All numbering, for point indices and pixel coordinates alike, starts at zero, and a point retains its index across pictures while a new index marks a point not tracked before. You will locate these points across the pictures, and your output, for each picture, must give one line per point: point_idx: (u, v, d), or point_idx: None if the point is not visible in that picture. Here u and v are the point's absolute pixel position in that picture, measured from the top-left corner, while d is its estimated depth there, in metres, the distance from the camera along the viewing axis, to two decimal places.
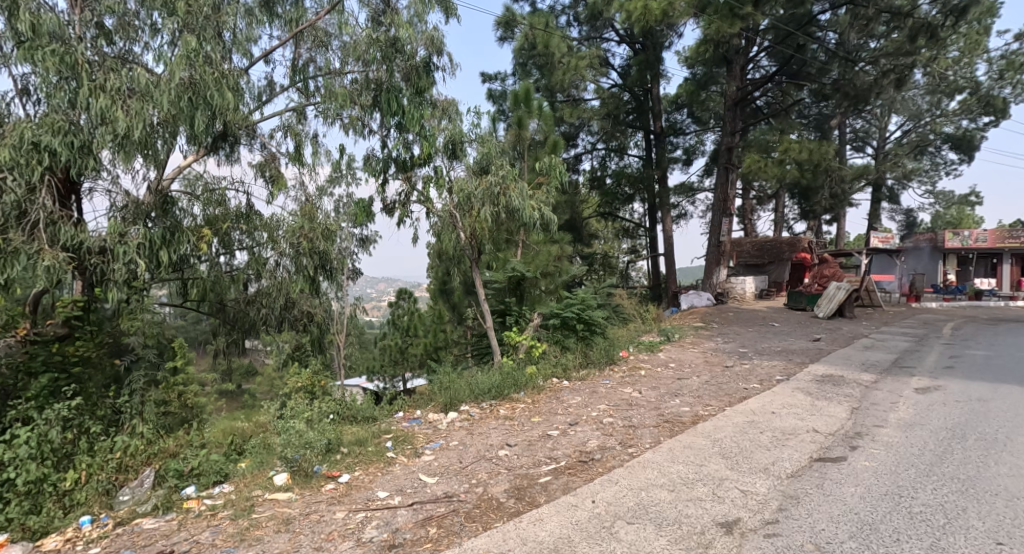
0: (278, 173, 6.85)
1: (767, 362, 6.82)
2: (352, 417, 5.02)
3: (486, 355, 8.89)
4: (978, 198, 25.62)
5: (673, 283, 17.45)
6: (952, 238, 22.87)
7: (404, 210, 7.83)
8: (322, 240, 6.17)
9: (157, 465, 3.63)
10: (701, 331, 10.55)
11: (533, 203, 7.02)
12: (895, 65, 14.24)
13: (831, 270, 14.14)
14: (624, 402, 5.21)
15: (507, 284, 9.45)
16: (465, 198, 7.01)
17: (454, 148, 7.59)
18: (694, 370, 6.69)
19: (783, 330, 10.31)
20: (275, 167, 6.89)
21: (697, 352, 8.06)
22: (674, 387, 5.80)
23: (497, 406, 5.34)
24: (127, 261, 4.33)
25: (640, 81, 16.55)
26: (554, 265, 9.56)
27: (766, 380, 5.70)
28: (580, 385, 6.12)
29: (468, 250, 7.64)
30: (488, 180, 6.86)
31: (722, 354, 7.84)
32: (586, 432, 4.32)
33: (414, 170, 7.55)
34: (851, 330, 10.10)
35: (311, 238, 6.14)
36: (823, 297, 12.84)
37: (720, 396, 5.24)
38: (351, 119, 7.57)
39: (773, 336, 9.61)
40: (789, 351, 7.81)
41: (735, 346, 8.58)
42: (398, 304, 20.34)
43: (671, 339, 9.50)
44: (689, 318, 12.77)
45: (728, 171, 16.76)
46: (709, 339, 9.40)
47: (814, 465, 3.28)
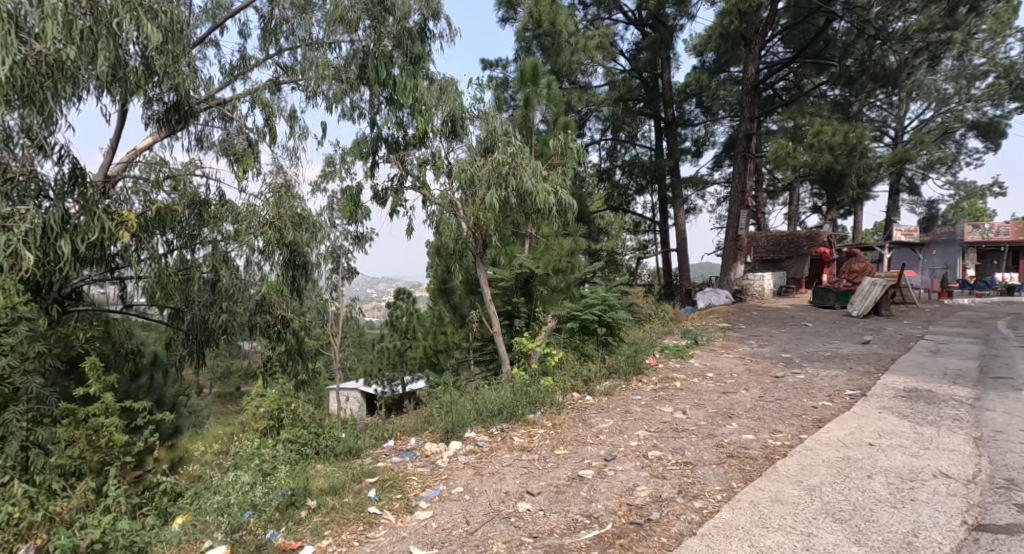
0: (246, 154, 5.81)
1: (824, 371, 5.83)
2: (328, 452, 3.99)
3: (492, 362, 7.89)
4: (1001, 188, 24.64)
5: (687, 281, 16.40)
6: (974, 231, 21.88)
7: (396, 199, 6.83)
8: (292, 229, 5.17)
9: (37, 540, 3.13)
10: (730, 332, 9.56)
11: (548, 186, 6.02)
12: (928, 43, 13.23)
13: (861, 265, 13.17)
14: (668, 427, 4.19)
15: (514, 284, 8.45)
16: (467, 181, 6.01)
17: (453, 125, 6.60)
18: (739, 382, 5.71)
19: (821, 331, 9.33)
20: (242, 148, 5.87)
21: (735, 359, 7.06)
22: (723, 404, 4.79)
23: (510, 431, 4.33)
24: (13, 249, 3.49)
25: (651, 64, 15.52)
26: (567, 261, 8.57)
27: (836, 395, 4.71)
28: (607, 402, 5.12)
29: (473, 244, 6.63)
30: (494, 159, 5.88)
31: (765, 361, 6.84)
32: (630, 474, 3.31)
33: (408, 151, 6.53)
34: (897, 330, 9.09)
35: (280, 228, 5.17)
36: (857, 293, 11.94)
37: (787, 417, 4.23)
38: (335, 94, 6.58)
39: (813, 338, 8.60)
40: (841, 357, 6.81)
41: (775, 350, 7.58)
42: (396, 304, 19.26)
43: (700, 342, 8.51)
44: (711, 317, 11.77)
45: (746, 160, 15.74)
46: (742, 342, 8.40)
47: (978, 540, 2.27)
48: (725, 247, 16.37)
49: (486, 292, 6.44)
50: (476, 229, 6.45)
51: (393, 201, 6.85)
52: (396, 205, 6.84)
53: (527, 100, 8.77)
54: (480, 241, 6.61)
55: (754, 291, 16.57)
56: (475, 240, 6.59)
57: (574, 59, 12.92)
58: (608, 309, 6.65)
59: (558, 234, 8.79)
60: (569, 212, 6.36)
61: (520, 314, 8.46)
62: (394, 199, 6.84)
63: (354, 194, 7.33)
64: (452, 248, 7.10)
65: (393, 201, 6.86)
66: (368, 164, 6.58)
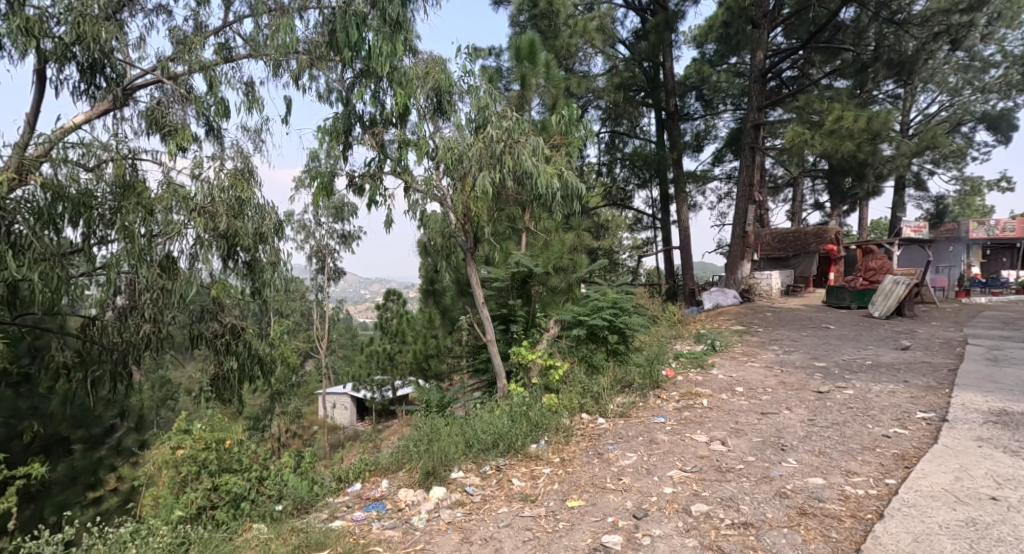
0: (179, 124, 4.37)
1: (875, 384, 4.99)
2: (268, 513, 3.01)
3: (486, 373, 6.96)
4: (1009, 183, 23.92)
5: (691, 280, 15.55)
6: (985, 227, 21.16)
7: (375, 188, 5.87)
8: (227, 215, 4.16)
9: None
10: (748, 336, 8.73)
11: (550, 169, 5.09)
12: (949, 26, 12.44)
13: (878, 262, 12.42)
14: (709, 464, 3.32)
15: (512, 283, 7.57)
16: (456, 161, 5.11)
17: (437, 103, 5.72)
18: (779, 399, 4.83)
19: (849, 334, 8.53)
20: (170, 118, 4.40)
21: (763, 369, 6.21)
22: (769, 430, 3.93)
23: (506, 472, 3.42)
24: None
25: (654, 51, 14.62)
26: (569, 258, 7.79)
27: (907, 419, 3.85)
28: (625, 427, 4.24)
29: (463, 238, 5.70)
30: (487, 135, 4.97)
31: (799, 371, 5.98)
32: (674, 545, 2.43)
33: (384, 130, 5.64)
34: (932, 333, 8.27)
35: (214, 214, 4.14)
36: (877, 292, 11.15)
37: (857, 450, 3.37)
38: (301, 65, 5.63)
39: (843, 343, 7.76)
40: (886, 366, 5.97)
41: (805, 358, 6.74)
42: (386, 306, 17.80)
43: (719, 348, 7.67)
44: (723, 319, 10.95)
45: (754, 152, 14.89)
46: (766, 348, 7.55)
47: None
48: (731, 244, 15.52)
49: (477, 294, 5.54)
50: (467, 219, 5.53)
51: (371, 191, 5.89)
52: (375, 195, 5.89)
53: (524, 81, 7.87)
54: (474, 236, 5.68)
55: (761, 291, 15.77)
56: (465, 233, 5.65)
57: (573, 43, 12.07)
58: (619, 312, 5.76)
59: (559, 228, 7.96)
60: (576, 202, 5.47)
61: (519, 316, 7.57)
62: (373, 189, 5.89)
63: (327, 180, 6.04)
64: (440, 248, 6.17)
65: (372, 189, 5.93)
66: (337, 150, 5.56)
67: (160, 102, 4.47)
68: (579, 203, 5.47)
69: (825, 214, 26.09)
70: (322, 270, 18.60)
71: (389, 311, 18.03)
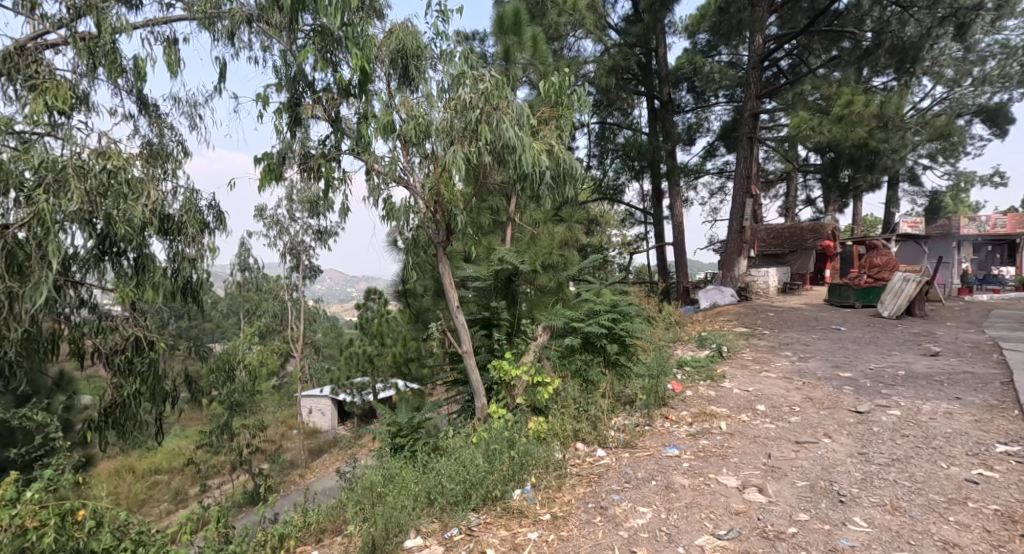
0: (56, 87, 3.46)
1: (923, 403, 4.20)
2: None
3: (463, 385, 6.08)
4: (1003, 177, 23.52)
5: (686, 278, 14.80)
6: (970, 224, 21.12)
7: (331, 173, 4.89)
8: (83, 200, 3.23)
9: None
10: (756, 340, 7.97)
11: (538, 143, 4.16)
12: (957, 9, 11.75)
13: (883, 259, 11.55)
14: (750, 526, 2.50)
15: (494, 282, 6.73)
16: (422, 136, 4.17)
17: (403, 68, 4.75)
18: (814, 423, 4.01)
19: (865, 338, 7.81)
20: (47, 81, 3.49)
21: (782, 381, 5.43)
22: (814, 470, 3.11)
23: (472, 541, 2.57)
24: None
25: (647, 34, 13.85)
26: (560, 254, 6.99)
27: (986, 455, 3.06)
28: (634, 463, 3.38)
29: (434, 230, 4.76)
30: (460, 101, 4.04)
31: (823, 384, 5.20)
32: None
33: (341, 103, 4.68)
34: (954, 336, 7.56)
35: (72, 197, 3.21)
36: (886, 291, 10.51)
37: (941, 505, 2.56)
38: (238, 22, 4.63)
39: (861, 348, 7.01)
40: (923, 378, 5.18)
41: (825, 367, 5.95)
42: (366, 305, 16.92)
43: (727, 355, 6.88)
44: (723, 320, 10.23)
45: (752, 143, 14.14)
46: (779, 355, 6.79)
47: None
48: (728, 239, 14.77)
49: (451, 294, 4.66)
50: (440, 207, 4.63)
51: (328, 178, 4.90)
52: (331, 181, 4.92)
53: (507, 54, 6.98)
54: (448, 228, 4.76)
55: (759, 289, 15.15)
56: (438, 224, 4.72)
57: (561, 22, 11.24)
58: (619, 317, 4.88)
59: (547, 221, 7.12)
60: (569, 185, 4.56)
61: (503, 321, 6.69)
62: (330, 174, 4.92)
63: (275, 162, 5.01)
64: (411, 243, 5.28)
65: (327, 174, 4.98)
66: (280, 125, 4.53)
67: (25, 48, 3.58)
68: (572, 187, 4.58)
69: (817, 210, 25.58)
70: (297, 269, 17.80)
71: (370, 312, 17.33)
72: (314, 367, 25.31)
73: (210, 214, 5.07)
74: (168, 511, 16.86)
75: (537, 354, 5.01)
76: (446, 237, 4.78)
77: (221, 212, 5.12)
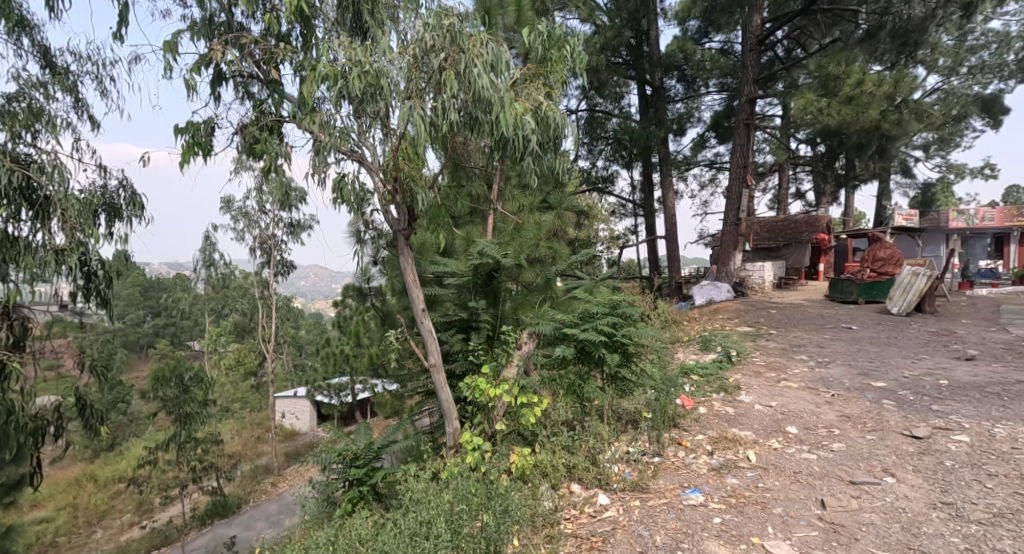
0: None
1: (991, 425, 3.45)
2: None
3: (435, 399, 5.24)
4: (994, 170, 23.08)
5: (678, 273, 14.13)
6: (957, 217, 20.98)
7: (265, 148, 3.90)
8: None
9: None
10: (764, 342, 7.21)
11: (521, 101, 3.28)
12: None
13: (888, 252, 10.85)
14: None
15: (472, 278, 5.85)
16: (375, 95, 3.27)
17: (354, 16, 3.79)
18: (866, 453, 3.23)
19: (882, 339, 7.11)
20: None
21: (808, 393, 4.67)
22: (895, 531, 2.32)
23: None
24: None
25: (640, 14, 13.00)
26: (548, 246, 6.14)
27: None
28: (651, 519, 2.60)
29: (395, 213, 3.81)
30: (418, 45, 3.14)
31: (857, 398, 4.43)
32: None
33: (280, 58, 3.72)
34: (980, 336, 6.89)
35: None
36: (893, 285, 9.84)
37: None
38: None
39: (882, 351, 6.30)
40: (970, 387, 4.45)
41: (851, 375, 5.21)
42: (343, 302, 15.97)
43: (736, 360, 6.12)
44: (723, 319, 9.53)
45: (749, 130, 13.38)
46: (794, 361, 6.03)
47: None
48: (723, 232, 14.05)
49: (415, 293, 3.79)
50: (402, 186, 3.71)
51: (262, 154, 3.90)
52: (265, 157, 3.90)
53: (487, 17, 6.09)
54: (411, 211, 3.83)
55: (754, 283, 14.71)
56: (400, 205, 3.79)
57: None
58: (621, 320, 3.94)
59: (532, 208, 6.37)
60: (559, 157, 3.71)
61: (483, 325, 5.82)
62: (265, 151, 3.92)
63: (201, 134, 4.06)
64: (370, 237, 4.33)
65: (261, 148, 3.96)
66: (193, 83, 3.48)
67: None
68: (560, 159, 3.73)
69: (807, 204, 25.04)
70: (268, 263, 16.04)
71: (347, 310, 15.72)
72: (291, 367, 24.28)
73: (121, 194, 4.15)
74: (131, 521, 15.81)
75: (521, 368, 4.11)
76: (410, 225, 3.82)
77: (137, 196, 4.20)
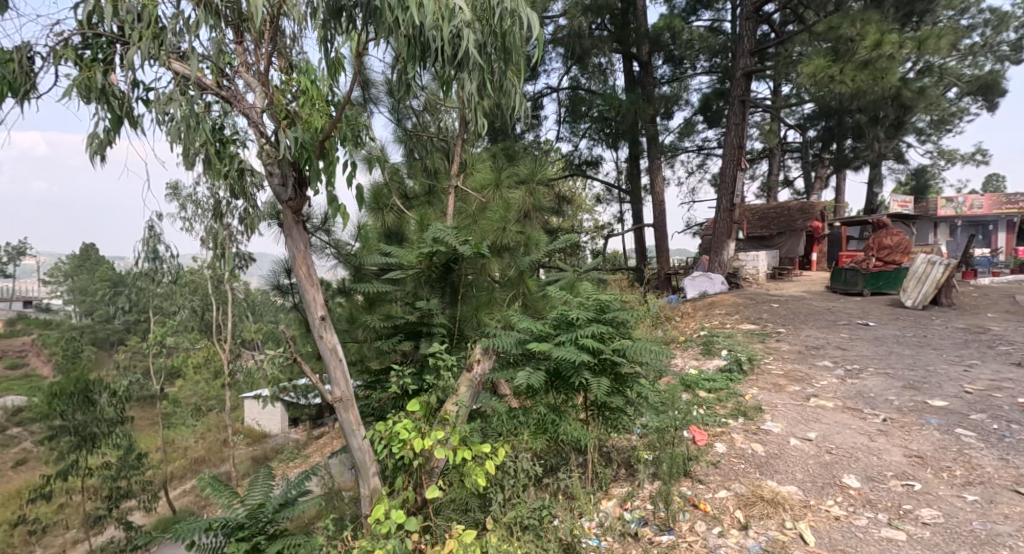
0: None
1: None
2: None
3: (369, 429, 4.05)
4: (985, 155, 22.31)
5: (667, 264, 13.08)
6: (945, 205, 20.44)
7: (81, 76, 2.41)
8: None
9: None
10: (775, 345, 6.15)
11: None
12: None
13: (895, 238, 10.07)
14: None
15: (424, 271, 4.62)
16: None
17: None
18: (982, 531, 2.17)
19: (911, 339, 6.09)
20: None
21: (851, 417, 3.61)
22: None
23: None
24: None
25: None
26: (518, 233, 5.03)
27: None
28: None
29: (277, 172, 2.51)
30: None
31: (918, 425, 3.40)
32: None
33: None
34: (1020, 334, 5.96)
35: None
36: (907, 275, 8.86)
37: None
38: None
39: (917, 355, 5.31)
40: None
41: (896, 389, 4.19)
42: None
43: (749, 369, 5.05)
44: (721, 315, 8.48)
45: (744, 107, 12.34)
46: (818, 368, 4.98)
47: None
48: (715, 219, 13.00)
49: (310, 297, 2.58)
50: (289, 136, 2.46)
51: (77, 87, 2.41)
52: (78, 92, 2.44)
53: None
54: (301, 170, 2.54)
55: (747, 274, 13.78)
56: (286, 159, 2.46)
57: None
58: (611, 331, 2.81)
59: (498, 184, 5.26)
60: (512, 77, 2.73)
61: (437, 332, 4.61)
62: (81, 79, 2.42)
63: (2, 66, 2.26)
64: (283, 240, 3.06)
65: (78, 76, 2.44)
66: None
67: None
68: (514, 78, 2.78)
69: (795, 191, 24.23)
70: (223, 255, 14.54)
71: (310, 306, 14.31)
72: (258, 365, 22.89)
73: None
74: (76, 540, 14.26)
75: (473, 403, 2.94)
76: (306, 196, 2.55)
77: None
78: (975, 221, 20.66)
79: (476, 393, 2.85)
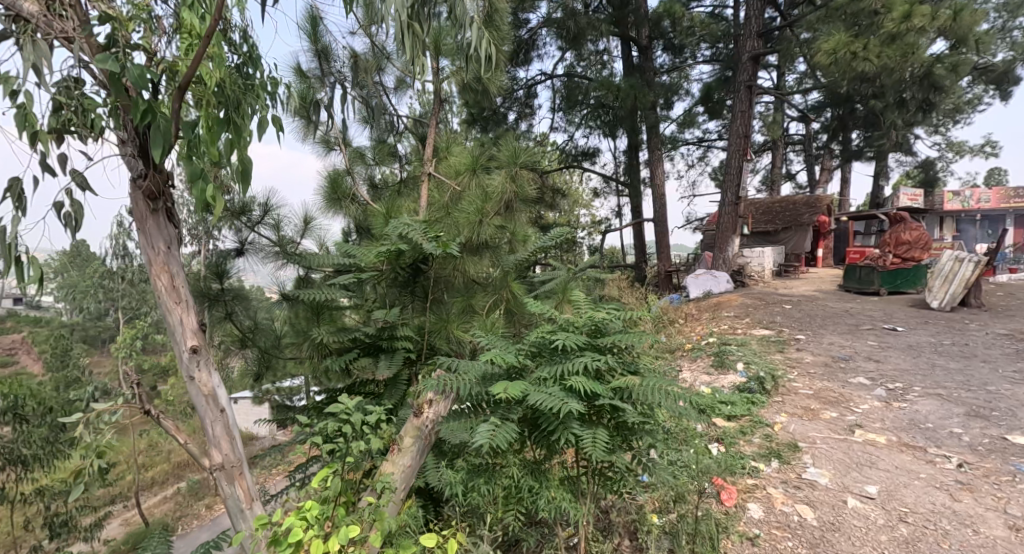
0: None
1: None
2: None
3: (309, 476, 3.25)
4: (995, 148, 21.55)
5: (667, 261, 12.32)
6: (952, 199, 19.75)
7: None
8: None
9: None
10: (798, 356, 5.36)
11: None
12: None
13: (915, 233, 9.31)
14: None
15: (387, 273, 3.91)
16: None
17: None
18: None
19: (953, 349, 5.33)
20: None
21: (915, 460, 2.86)
22: None
23: None
24: None
25: None
26: (499, 229, 4.25)
27: None
28: None
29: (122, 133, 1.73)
30: None
31: (1006, 472, 2.66)
32: None
33: None
34: None
35: None
36: (932, 273, 8.13)
37: None
38: None
39: (965, 369, 4.57)
40: None
41: (959, 417, 3.44)
42: None
43: (773, 389, 4.30)
44: (731, 318, 7.69)
45: (750, 93, 11.54)
46: (853, 387, 4.21)
47: None
48: (719, 213, 12.21)
49: (177, 319, 1.81)
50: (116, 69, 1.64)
51: None
52: None
53: None
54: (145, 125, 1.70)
55: (753, 272, 13.04)
56: (125, 112, 1.68)
57: None
58: (607, 366, 2.03)
59: (474, 171, 4.48)
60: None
61: (399, 348, 3.81)
62: None
63: None
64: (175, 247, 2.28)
65: None
66: None
67: None
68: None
69: (798, 185, 23.46)
70: None
71: None
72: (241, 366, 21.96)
73: None
74: None
75: (421, 461, 2.19)
76: (166, 172, 1.77)
77: None
78: (984, 215, 19.97)
79: (425, 450, 2.12)
